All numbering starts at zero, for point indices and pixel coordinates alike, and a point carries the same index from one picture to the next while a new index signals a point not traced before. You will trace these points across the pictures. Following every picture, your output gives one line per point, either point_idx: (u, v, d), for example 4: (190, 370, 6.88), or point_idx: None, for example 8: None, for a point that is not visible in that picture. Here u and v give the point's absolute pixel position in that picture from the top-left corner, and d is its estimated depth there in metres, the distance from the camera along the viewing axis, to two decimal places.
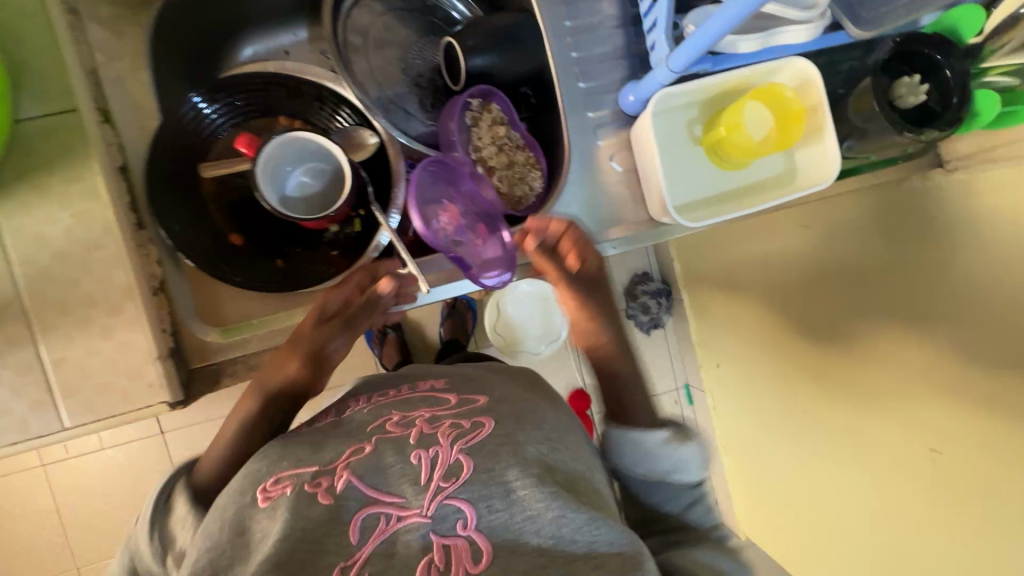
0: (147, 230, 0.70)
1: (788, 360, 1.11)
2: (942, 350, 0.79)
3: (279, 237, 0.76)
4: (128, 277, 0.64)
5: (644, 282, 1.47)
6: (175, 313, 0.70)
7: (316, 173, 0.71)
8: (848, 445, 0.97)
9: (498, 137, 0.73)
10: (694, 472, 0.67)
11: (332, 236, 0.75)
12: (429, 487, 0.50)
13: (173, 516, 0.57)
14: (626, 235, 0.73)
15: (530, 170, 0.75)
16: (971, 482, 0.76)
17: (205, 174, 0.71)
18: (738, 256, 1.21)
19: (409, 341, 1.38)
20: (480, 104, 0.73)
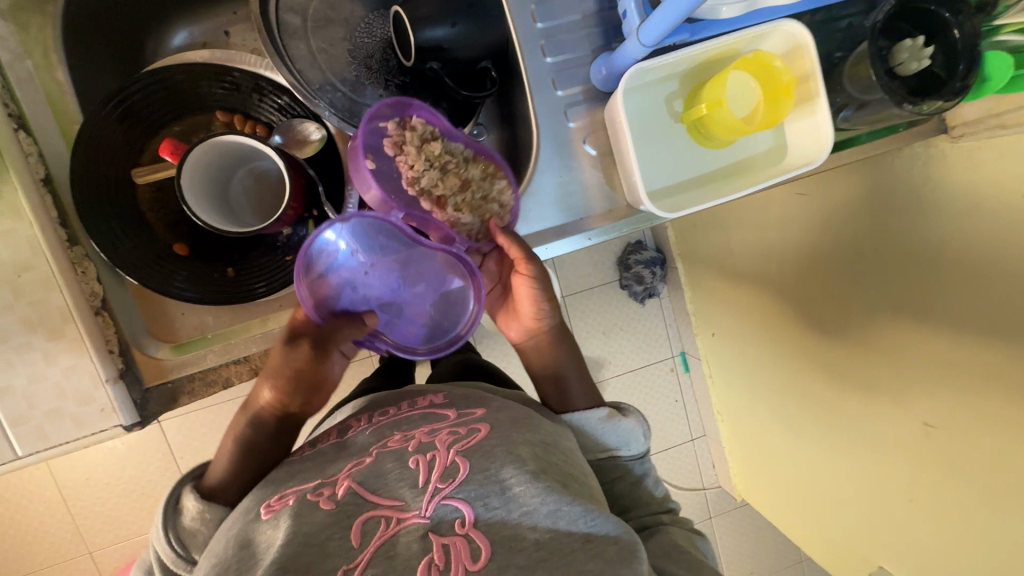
0: (82, 246, 0.61)
1: (785, 320, 1.11)
2: (936, 321, 0.79)
3: (222, 244, 0.68)
4: (67, 300, 0.56)
5: (638, 251, 1.45)
6: (121, 332, 0.62)
7: (261, 175, 0.66)
8: (855, 410, 0.96)
9: (436, 157, 0.64)
10: (639, 447, 0.65)
11: (285, 240, 0.68)
12: (427, 488, 0.47)
13: (186, 518, 0.54)
14: (604, 225, 0.71)
15: (491, 181, 0.66)
16: (964, 453, 0.78)
17: (140, 180, 0.65)
18: (740, 222, 1.18)
19: None
20: (399, 124, 0.63)
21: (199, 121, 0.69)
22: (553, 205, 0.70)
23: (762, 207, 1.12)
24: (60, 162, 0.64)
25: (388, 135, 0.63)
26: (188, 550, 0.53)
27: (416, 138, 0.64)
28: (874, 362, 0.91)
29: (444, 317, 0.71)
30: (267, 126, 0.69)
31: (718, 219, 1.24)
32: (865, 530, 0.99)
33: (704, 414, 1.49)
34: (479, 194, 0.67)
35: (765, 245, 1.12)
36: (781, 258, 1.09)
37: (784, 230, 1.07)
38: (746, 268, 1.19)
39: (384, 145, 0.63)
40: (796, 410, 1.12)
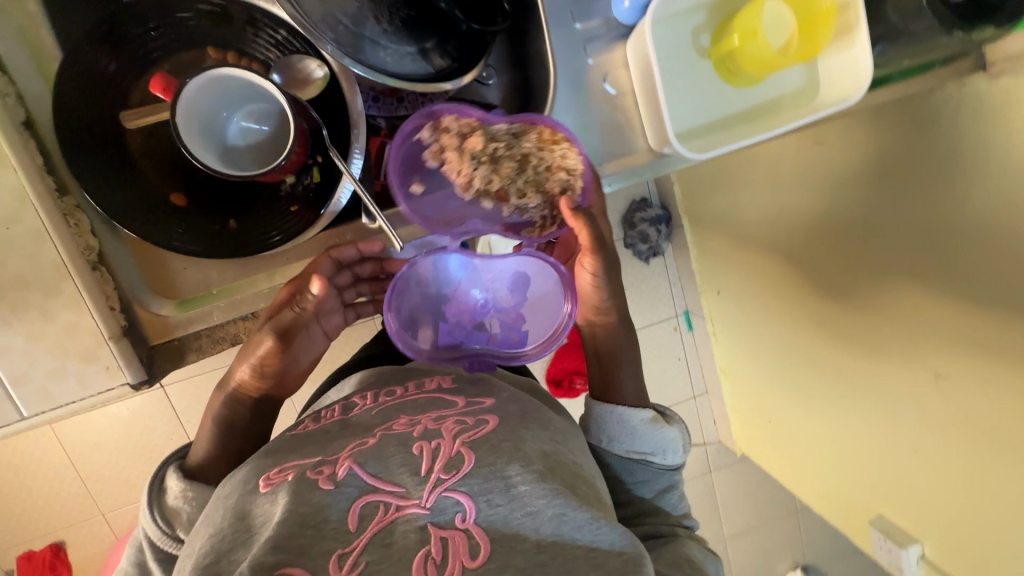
0: (73, 196, 0.60)
1: (792, 278, 1.06)
2: (954, 275, 0.76)
3: (220, 191, 0.64)
4: (59, 254, 0.54)
5: (643, 209, 1.34)
6: (121, 288, 0.61)
7: (261, 117, 0.62)
8: (861, 369, 0.94)
9: (484, 150, 0.63)
10: (673, 456, 0.65)
11: (290, 189, 0.64)
12: (429, 478, 0.45)
13: (168, 495, 0.58)
14: (623, 169, 0.68)
15: (551, 152, 0.64)
16: (975, 408, 0.76)
17: (130, 125, 0.60)
18: (748, 175, 1.12)
19: None
20: (431, 129, 0.63)
21: (188, 58, 0.63)
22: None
23: (773, 158, 1.05)
24: (43, 104, 0.60)
25: (425, 145, 0.64)
26: (172, 526, 0.55)
27: (455, 138, 0.63)
28: (885, 320, 0.88)
29: (545, 313, 0.67)
30: (264, 64, 0.64)
31: (725, 171, 1.17)
32: (870, 483, 1.00)
33: (707, 371, 1.42)
34: (540, 168, 0.65)
35: (776, 200, 1.06)
36: (792, 214, 1.03)
37: (797, 183, 1.01)
38: (754, 223, 1.13)
39: (426, 158, 0.64)
40: (800, 367, 1.10)
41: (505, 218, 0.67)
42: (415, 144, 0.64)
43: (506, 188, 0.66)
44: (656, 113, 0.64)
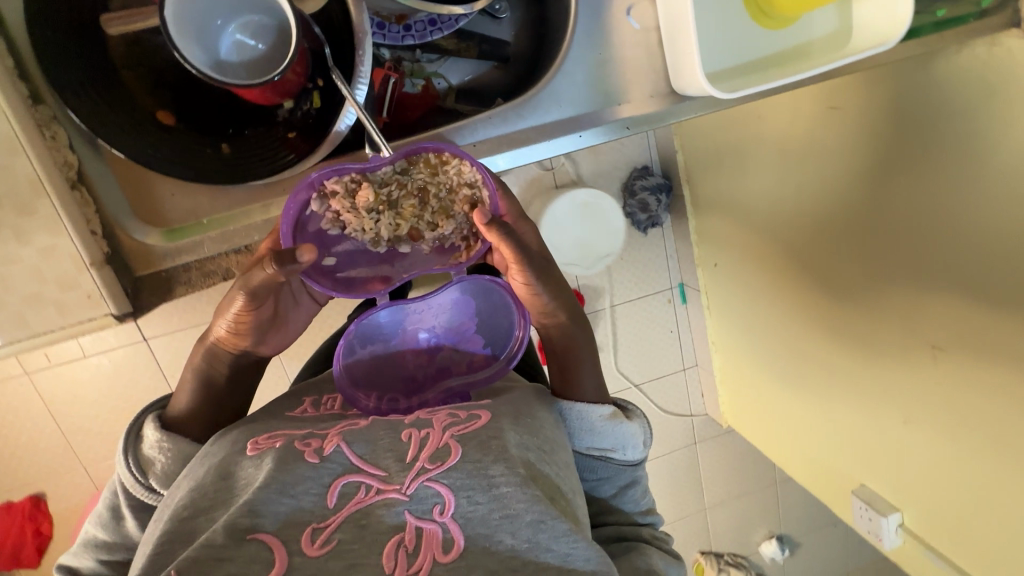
0: (48, 106, 0.56)
1: (796, 255, 1.02)
2: (977, 254, 0.73)
3: (219, 112, 0.64)
4: (33, 168, 0.53)
5: (644, 177, 1.23)
6: (103, 211, 0.58)
7: (257, 31, 0.57)
8: (859, 350, 0.93)
9: (378, 200, 0.57)
10: (634, 452, 0.63)
11: (287, 114, 0.64)
12: (413, 466, 0.45)
13: (145, 443, 0.57)
14: (639, 112, 0.67)
15: (443, 168, 0.59)
16: (973, 386, 0.76)
17: (111, 29, 0.56)
18: (759, 140, 1.04)
19: None
20: (320, 200, 0.57)
21: None
22: (585, 88, 0.65)
23: (783, 125, 0.98)
24: None
25: (319, 220, 0.57)
26: (148, 475, 0.55)
27: (345, 201, 0.57)
28: (893, 300, 0.85)
29: (501, 328, 0.64)
30: None
31: (732, 135, 1.10)
32: (853, 458, 1.01)
33: (697, 345, 1.37)
34: (440, 190, 0.59)
35: (787, 169, 1.00)
36: (807, 187, 0.96)
37: (811, 153, 0.94)
38: (760, 194, 1.07)
39: (325, 233, 0.58)
40: (788, 339, 1.10)
41: (430, 265, 0.61)
42: (305, 224, 0.57)
43: (420, 233, 0.60)
44: (681, 55, 0.62)
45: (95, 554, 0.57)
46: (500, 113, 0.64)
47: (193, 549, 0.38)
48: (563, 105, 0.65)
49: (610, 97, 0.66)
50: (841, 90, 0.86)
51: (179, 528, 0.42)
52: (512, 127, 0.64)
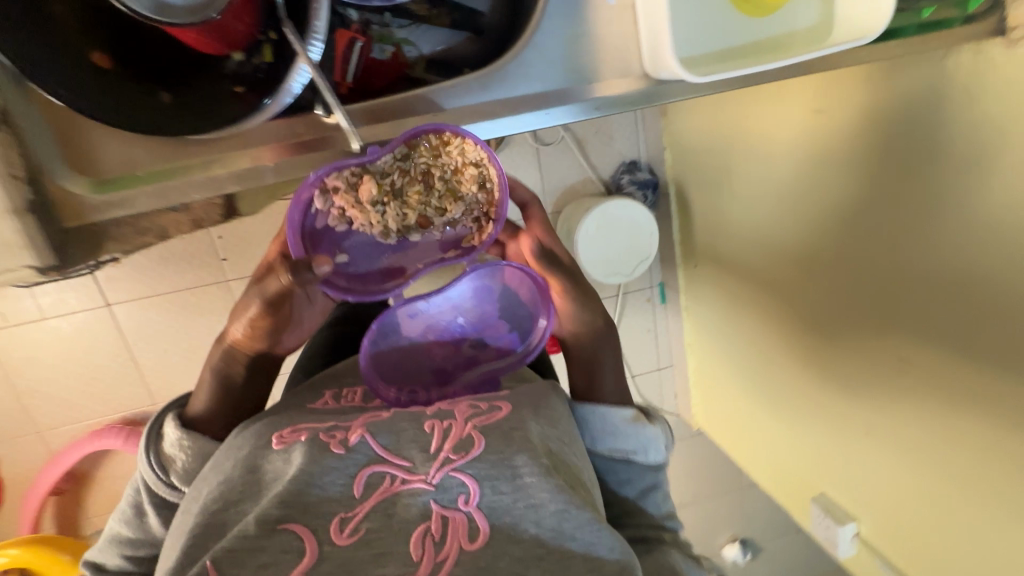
0: None
1: (773, 257, 1.05)
2: (952, 270, 0.76)
3: (166, 65, 0.59)
4: None
5: (631, 171, 1.26)
6: (30, 156, 0.54)
7: None
8: (824, 351, 0.97)
9: (383, 189, 0.62)
10: (657, 455, 0.64)
11: (236, 68, 0.60)
12: (438, 456, 0.46)
13: (165, 440, 0.59)
14: (614, 92, 0.66)
15: (443, 148, 0.61)
16: (937, 395, 0.80)
17: None
18: (745, 141, 1.05)
19: None
20: (322, 196, 0.60)
21: None
22: (558, 64, 0.65)
23: (769, 128, 0.99)
24: None
25: (326, 215, 0.62)
26: (168, 472, 0.57)
27: (349, 195, 0.61)
28: (862, 305, 0.89)
29: (521, 315, 0.66)
30: None
31: (721, 132, 1.11)
32: (813, 453, 1.05)
33: (674, 347, 1.40)
34: (444, 174, 0.62)
35: (770, 171, 1.01)
36: (786, 191, 0.98)
37: (793, 158, 0.95)
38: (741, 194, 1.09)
39: (334, 226, 0.63)
40: (751, 337, 1.14)
41: (446, 250, 0.65)
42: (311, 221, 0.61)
43: (432, 219, 0.64)
44: (656, 37, 0.63)
45: (121, 551, 0.57)
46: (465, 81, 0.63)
47: (226, 540, 0.41)
48: (535, 79, 0.64)
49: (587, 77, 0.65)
50: (827, 95, 0.87)
51: (209, 522, 0.44)
52: (481, 99, 0.64)
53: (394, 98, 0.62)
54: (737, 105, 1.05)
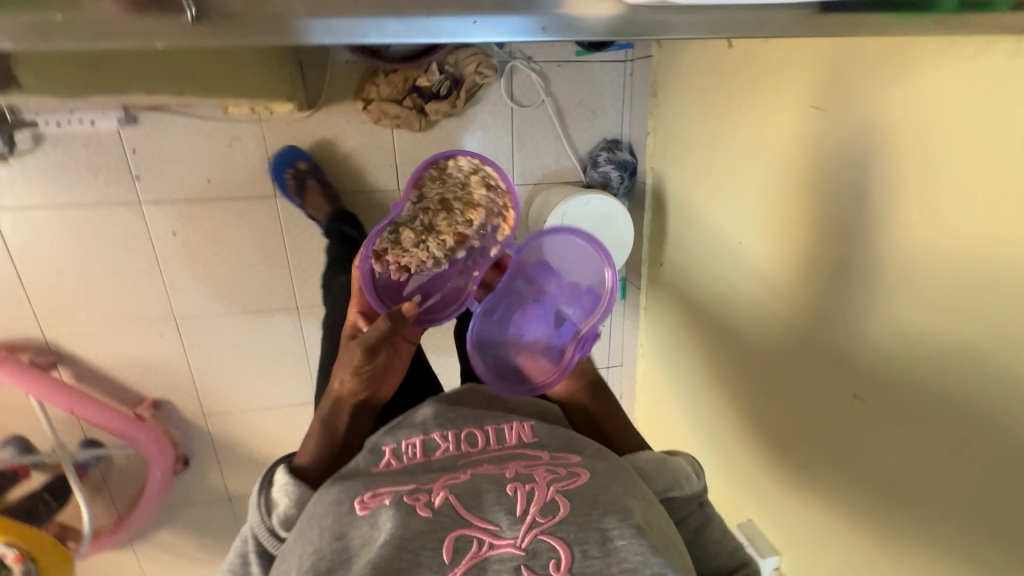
0: None
1: (744, 259, 1.04)
2: (922, 310, 0.71)
3: None
4: None
5: (612, 149, 1.36)
6: None
7: None
8: (776, 357, 0.98)
9: (424, 225, 1.00)
10: (693, 485, 0.70)
11: None
12: (524, 520, 0.55)
13: (275, 495, 0.71)
14: (585, 10, 0.47)
15: (446, 168, 1.01)
16: (877, 437, 0.80)
17: None
18: (743, 133, 1.01)
19: (321, 159, 1.25)
20: (383, 257, 0.95)
21: None
22: None
23: (767, 121, 0.94)
24: None
25: (394, 269, 0.96)
26: (268, 518, 0.68)
27: (400, 249, 0.97)
28: (822, 324, 0.87)
29: (584, 277, 1.00)
30: None
31: (721, 123, 1.07)
32: (742, 455, 1.12)
33: (625, 348, 1.56)
34: (457, 189, 1.02)
35: (752, 171, 0.99)
36: (771, 187, 0.95)
37: (782, 155, 0.91)
38: (727, 189, 1.07)
39: (404, 275, 0.97)
40: (718, 333, 1.15)
41: (487, 241, 1.03)
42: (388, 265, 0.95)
43: (469, 227, 1.02)
44: None
45: None
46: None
47: None
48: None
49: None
50: (829, 90, 0.81)
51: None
52: None
53: None
54: (743, 92, 1.00)
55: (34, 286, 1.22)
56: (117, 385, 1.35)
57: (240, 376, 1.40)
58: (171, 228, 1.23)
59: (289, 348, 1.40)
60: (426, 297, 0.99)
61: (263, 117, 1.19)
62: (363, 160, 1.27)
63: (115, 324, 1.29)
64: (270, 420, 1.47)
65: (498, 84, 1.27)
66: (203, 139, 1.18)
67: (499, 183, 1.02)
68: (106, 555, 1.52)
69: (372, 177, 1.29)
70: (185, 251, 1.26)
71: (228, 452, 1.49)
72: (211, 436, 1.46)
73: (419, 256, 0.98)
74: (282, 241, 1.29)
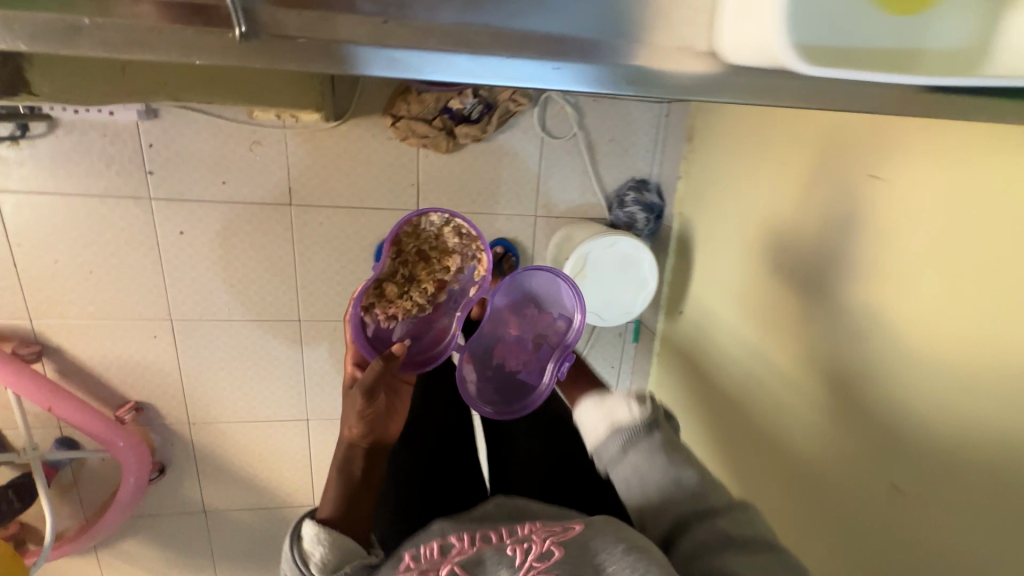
0: None
1: (771, 321, 0.99)
2: (986, 407, 0.63)
3: None
4: None
5: (640, 189, 1.32)
6: None
7: None
8: (790, 430, 0.94)
9: (404, 279, 0.98)
10: (637, 415, 0.77)
11: None
12: (521, 569, 0.57)
13: (308, 553, 0.72)
14: (670, 68, 0.48)
15: (422, 220, 0.98)
16: (920, 540, 0.71)
17: None
18: (781, 191, 0.96)
19: (342, 172, 1.21)
20: (369, 314, 0.96)
21: None
22: (600, 9, 0.47)
23: (809, 183, 0.89)
24: None
25: (380, 321, 0.97)
26: (304, 567, 0.71)
27: (384, 305, 0.97)
28: (865, 403, 0.79)
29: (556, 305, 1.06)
30: None
31: (758, 177, 1.03)
32: None
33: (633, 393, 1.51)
34: (434, 240, 0.99)
35: (788, 232, 0.94)
36: (804, 252, 0.90)
37: (819, 220, 0.87)
38: (757, 245, 1.03)
39: (392, 327, 0.99)
40: (725, 388, 1.12)
41: (467, 284, 1.02)
42: (376, 317, 0.96)
43: (448, 274, 1.01)
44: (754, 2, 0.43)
45: None
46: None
47: None
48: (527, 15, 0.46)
49: (611, 37, 0.46)
50: (887, 156, 0.74)
51: None
52: (458, 18, 0.44)
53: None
54: (783, 148, 0.96)
55: (29, 274, 1.17)
56: (101, 384, 1.28)
57: (232, 386, 1.34)
58: (178, 227, 1.18)
59: (287, 361, 1.34)
60: (415, 339, 1.01)
61: (287, 123, 1.15)
62: (385, 176, 1.23)
63: (107, 321, 1.23)
64: (258, 434, 1.40)
65: (530, 113, 1.24)
66: (223, 139, 1.14)
67: (471, 231, 0.99)
68: (68, 560, 1.44)
69: (393, 195, 1.24)
70: (190, 252, 1.21)
71: (209, 463, 1.42)
72: (193, 446, 1.39)
73: (404, 306, 0.98)
74: (292, 252, 1.24)
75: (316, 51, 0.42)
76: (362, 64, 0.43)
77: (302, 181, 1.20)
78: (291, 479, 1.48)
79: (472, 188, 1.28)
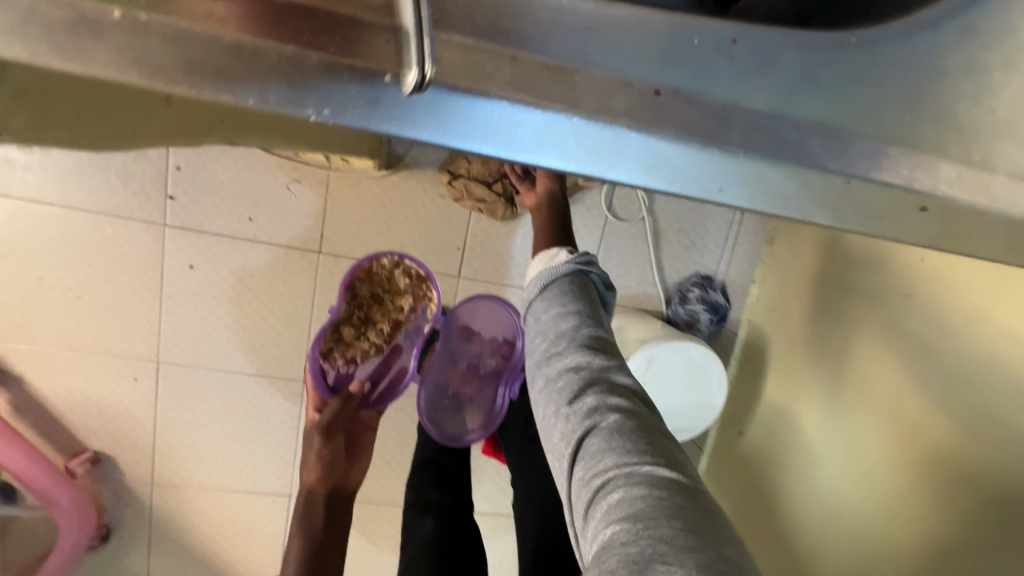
0: None
1: (878, 466, 0.84)
2: None
3: None
4: None
5: (705, 286, 1.19)
6: None
7: None
8: (851, 524, 0.87)
9: (355, 319, 1.02)
10: (551, 271, 0.70)
11: None
12: None
13: None
14: (916, 231, 0.39)
15: (378, 266, 1.01)
16: None
17: None
18: (900, 326, 0.84)
19: (384, 226, 1.08)
20: (327, 359, 1.02)
21: None
22: (854, 154, 0.38)
23: (952, 335, 0.76)
24: None
25: (337, 364, 1.03)
26: None
27: (341, 346, 1.02)
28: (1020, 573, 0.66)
29: (500, 326, 1.08)
30: None
31: (862, 294, 0.91)
32: None
33: None
34: (384, 279, 1.03)
35: (907, 375, 0.81)
36: (925, 400, 0.78)
37: (951, 367, 0.75)
38: (855, 378, 0.90)
39: (349, 368, 1.03)
40: (781, 490, 1.02)
41: (422, 321, 1.06)
42: (335, 363, 1.02)
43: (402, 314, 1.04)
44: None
45: None
46: (708, 61, 0.38)
47: None
48: (826, 125, 0.39)
49: (853, 170, 0.38)
50: None
51: None
52: (682, 131, 0.36)
53: (500, 67, 0.34)
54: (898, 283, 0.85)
55: (8, 291, 1.01)
56: (59, 426, 1.09)
57: (209, 447, 1.15)
58: (188, 260, 1.04)
59: (279, 425, 1.15)
60: (376, 382, 1.05)
61: (336, 167, 1.03)
62: (430, 236, 1.10)
63: (84, 354, 1.06)
64: (227, 508, 1.19)
65: (599, 190, 1.12)
66: (258, 172, 1.02)
67: (420, 272, 1.04)
68: None
69: (436, 258, 1.11)
70: (195, 290, 1.06)
71: (165, 534, 1.20)
72: (150, 510, 1.18)
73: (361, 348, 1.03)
74: (311, 304, 1.10)
75: (539, 133, 0.35)
76: (611, 161, 0.36)
77: (337, 229, 1.07)
78: (255, 563, 1.24)
79: (522, 260, 1.14)
